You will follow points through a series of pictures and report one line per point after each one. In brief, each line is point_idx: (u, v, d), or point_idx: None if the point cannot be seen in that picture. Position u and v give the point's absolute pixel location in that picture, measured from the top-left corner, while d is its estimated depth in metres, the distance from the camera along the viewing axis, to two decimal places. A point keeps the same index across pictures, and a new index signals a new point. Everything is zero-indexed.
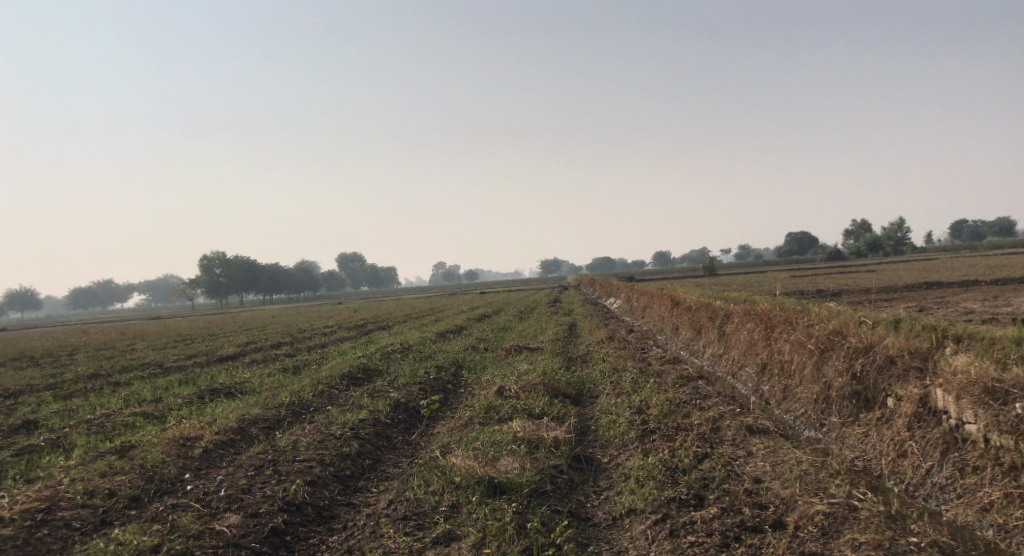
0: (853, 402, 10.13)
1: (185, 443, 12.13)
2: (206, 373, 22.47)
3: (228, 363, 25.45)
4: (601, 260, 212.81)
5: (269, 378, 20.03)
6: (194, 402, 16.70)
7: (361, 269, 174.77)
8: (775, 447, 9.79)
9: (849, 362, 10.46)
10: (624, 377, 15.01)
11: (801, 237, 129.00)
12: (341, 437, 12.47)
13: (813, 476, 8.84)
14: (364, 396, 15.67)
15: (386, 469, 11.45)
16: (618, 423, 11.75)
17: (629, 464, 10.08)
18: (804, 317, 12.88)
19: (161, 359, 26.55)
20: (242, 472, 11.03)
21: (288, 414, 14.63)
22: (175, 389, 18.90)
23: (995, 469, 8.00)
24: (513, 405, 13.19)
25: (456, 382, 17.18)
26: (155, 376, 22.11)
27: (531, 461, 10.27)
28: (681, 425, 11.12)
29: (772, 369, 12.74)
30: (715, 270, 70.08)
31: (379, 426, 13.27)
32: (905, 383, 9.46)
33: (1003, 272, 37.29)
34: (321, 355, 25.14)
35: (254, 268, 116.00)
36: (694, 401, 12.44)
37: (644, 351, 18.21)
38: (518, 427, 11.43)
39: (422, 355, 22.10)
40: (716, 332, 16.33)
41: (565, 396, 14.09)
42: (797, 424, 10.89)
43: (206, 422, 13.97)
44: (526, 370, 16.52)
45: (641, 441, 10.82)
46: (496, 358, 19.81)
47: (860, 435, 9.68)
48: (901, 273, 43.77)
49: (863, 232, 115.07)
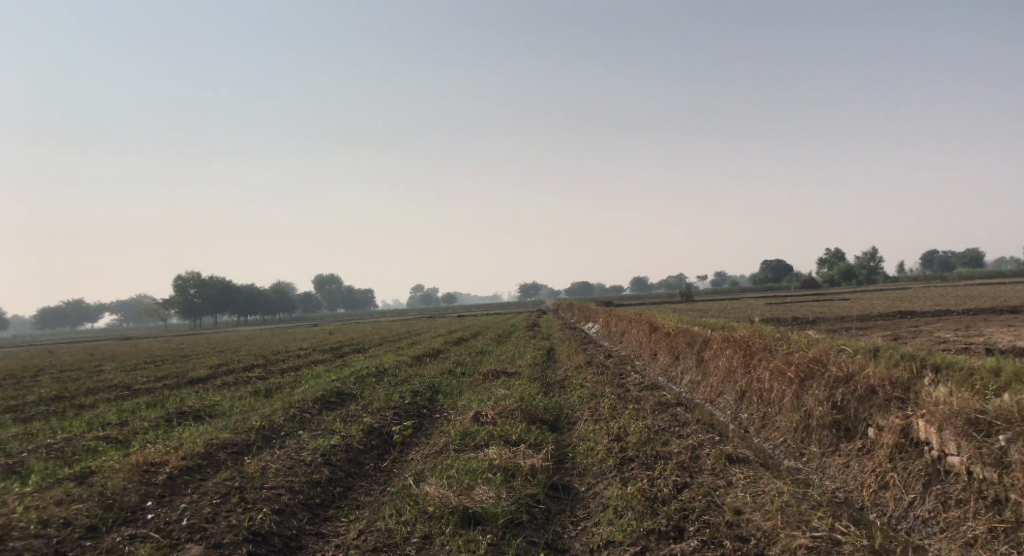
0: (834, 431, 10.01)
1: (148, 469, 11.78)
2: (175, 395, 21.99)
3: (198, 385, 24.96)
4: (579, 286, 213.23)
5: (240, 401, 19.62)
6: (160, 426, 16.29)
7: (338, 291, 173.75)
8: (755, 477, 9.62)
9: (829, 391, 10.36)
10: (602, 403, 14.82)
11: (776, 265, 130.02)
12: (312, 463, 12.16)
13: (794, 508, 8.67)
14: (336, 421, 15.35)
15: (357, 497, 11.16)
16: (595, 450, 11.54)
17: (607, 494, 9.86)
18: (783, 344, 12.79)
19: (129, 381, 26.00)
20: (207, 500, 10.69)
21: (258, 439, 14.28)
22: (141, 412, 18.45)
23: (979, 503, 7.88)
24: (489, 432, 12.95)
25: (432, 407, 16.89)
26: (122, 398, 21.61)
27: (506, 490, 10.02)
28: (659, 454, 10.93)
29: (750, 396, 12.61)
30: (691, 297, 70.29)
31: (351, 452, 12.96)
32: (886, 413, 9.35)
33: (974, 303, 37.70)
34: (294, 378, 24.72)
35: (229, 289, 114.89)
36: (673, 428, 12.28)
37: (622, 376, 18.05)
38: (494, 454, 11.17)
39: (398, 378, 21.78)
40: (694, 359, 16.20)
41: (543, 422, 13.86)
42: (777, 453, 10.75)
43: (172, 447, 13.60)
44: (503, 395, 16.27)
45: (619, 470, 10.62)
46: (473, 383, 19.55)
47: (841, 466, 9.54)
48: (875, 302, 44.14)
49: (837, 260, 116.27)
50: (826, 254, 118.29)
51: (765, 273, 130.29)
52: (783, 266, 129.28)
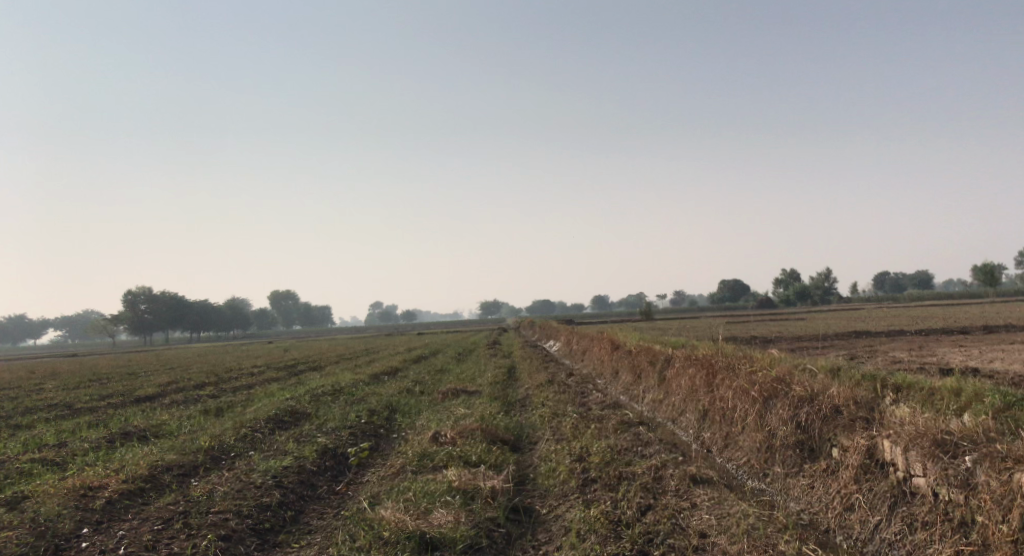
0: (797, 452, 9.88)
1: (87, 493, 11.75)
2: (121, 414, 21.31)
3: (146, 403, 24.23)
4: (539, 304, 213.61)
5: (189, 420, 19.00)
6: (102, 447, 15.73)
7: (295, 307, 171.62)
8: (720, 499, 9.44)
9: (793, 411, 10.24)
10: (563, 422, 14.57)
11: (734, 284, 131.49)
12: (262, 486, 11.78)
13: (760, 531, 8.51)
14: (289, 441, 14.91)
15: (309, 522, 10.81)
16: (557, 471, 11.28)
17: (569, 516, 9.60)
18: (746, 363, 12.69)
19: (72, 399, 25.17)
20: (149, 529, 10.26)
21: (206, 460, 13.80)
22: (84, 432, 17.78)
23: (946, 525, 7.77)
24: (448, 452, 12.62)
25: (389, 427, 16.50)
26: (64, 418, 20.84)
27: (465, 513, 9.71)
28: (622, 474, 10.71)
29: (713, 416, 12.47)
30: (650, 316, 70.63)
31: (304, 474, 12.55)
32: (851, 433, 9.24)
33: (926, 323, 38.36)
34: (246, 397, 24.08)
35: (183, 305, 112.76)
36: (635, 448, 12.08)
37: (584, 395, 17.83)
38: (453, 476, 10.83)
39: (354, 397, 21.34)
40: (656, 378, 16.04)
41: (503, 442, 13.57)
42: (740, 474, 10.59)
43: (114, 470, 13.09)
44: (462, 414, 15.94)
45: (581, 491, 10.37)
46: (432, 401, 19.19)
47: (805, 487, 9.40)
48: (830, 322, 44.70)
49: (793, 281, 118.01)
50: (781, 275, 119.92)
51: (722, 293, 131.65)
52: (740, 286, 130.77)
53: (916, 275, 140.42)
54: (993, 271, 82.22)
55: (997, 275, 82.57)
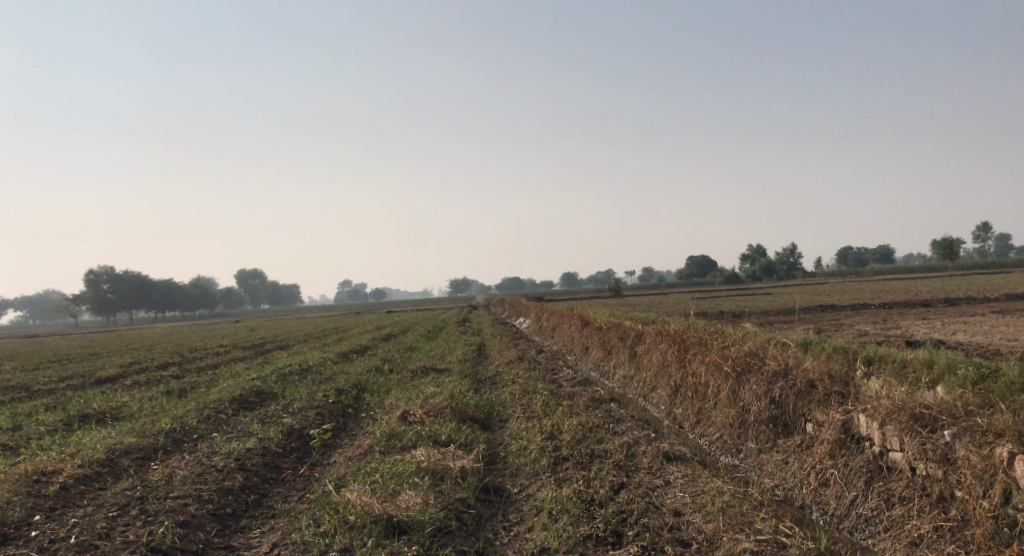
0: (771, 428, 9.74)
1: (40, 479, 11.34)
2: (80, 396, 20.70)
3: (106, 385, 23.58)
4: (508, 282, 213.62)
5: (150, 402, 18.46)
6: (59, 431, 15.21)
7: (262, 287, 169.69)
8: (694, 476, 9.27)
9: (767, 386, 10.08)
10: (534, 400, 14.33)
11: (701, 261, 132.30)
12: (223, 470, 11.42)
13: (736, 509, 8.35)
14: (254, 423, 14.52)
15: (272, 506, 10.51)
16: (528, 449, 11.04)
17: (541, 496, 9.38)
18: (719, 338, 12.53)
19: (29, 382, 24.39)
20: (102, 522, 9.80)
21: (167, 443, 13.37)
22: (39, 415, 17.18)
23: (924, 501, 7.68)
24: (417, 432, 12.32)
25: (357, 406, 16.15)
26: (19, 401, 20.16)
27: (434, 495, 9.44)
28: (595, 452, 10.50)
29: (685, 391, 12.32)
30: (619, 292, 70.65)
31: (268, 456, 12.19)
32: (826, 408, 9.10)
33: (890, 296, 38.74)
34: (210, 377, 23.54)
35: (146, 284, 110.75)
36: (607, 425, 11.89)
37: (554, 372, 17.61)
38: (421, 456, 10.53)
39: (322, 376, 20.93)
40: (627, 354, 15.86)
41: (473, 420, 13.32)
42: (713, 450, 10.44)
43: (68, 455, 12.60)
44: (431, 392, 15.63)
45: (553, 470, 10.15)
46: (401, 380, 18.84)
47: (780, 463, 9.26)
48: (796, 297, 45.03)
49: (759, 256, 119.02)
50: (747, 250, 120.92)
51: (690, 269, 132.45)
52: (706, 262, 131.64)
53: (878, 249, 142.48)
54: (953, 245, 83.60)
55: (957, 249, 83.97)
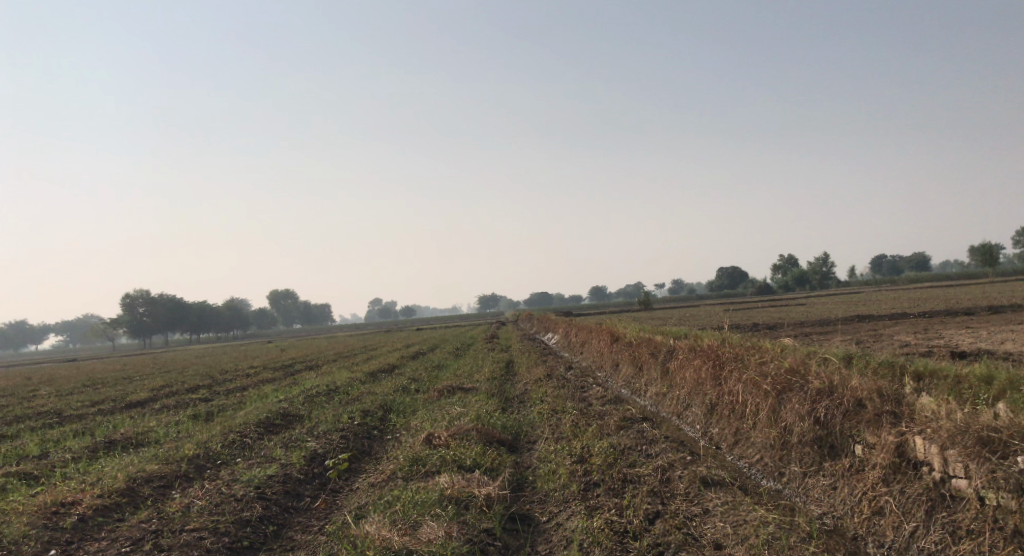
0: (817, 450, 9.12)
1: (59, 510, 11.03)
2: (109, 421, 20.54)
3: (135, 409, 23.43)
4: (538, 297, 212.98)
5: (176, 426, 18.21)
6: (83, 458, 14.99)
7: (294, 307, 170.87)
8: (735, 504, 8.66)
9: (810, 405, 9.45)
10: (563, 419, 13.78)
11: (732, 272, 130.75)
12: (243, 499, 11.02)
13: (783, 541, 7.75)
14: (277, 447, 14.14)
15: (292, 537, 10.10)
16: (557, 474, 10.49)
17: (571, 526, 8.85)
18: (755, 353, 11.91)
19: (61, 407, 24.37)
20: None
21: (189, 469, 13.04)
22: (67, 442, 16.96)
23: (996, 535, 7.12)
24: (442, 456, 11.84)
25: (383, 428, 15.73)
26: (50, 427, 20.04)
27: (457, 526, 8.95)
28: (627, 477, 9.94)
29: (721, 410, 11.71)
30: (650, 306, 69.74)
31: (289, 483, 11.77)
32: (877, 429, 8.48)
33: (931, 305, 37.54)
34: (238, 400, 23.26)
35: (180, 307, 111.86)
36: (639, 447, 11.33)
37: (584, 390, 17.06)
38: (445, 483, 10.03)
39: (349, 397, 20.55)
40: (659, 370, 15.27)
41: (500, 443, 12.82)
42: (753, 473, 9.82)
43: (89, 484, 12.27)
44: (458, 413, 15.16)
45: (583, 497, 9.60)
46: (428, 400, 18.39)
47: (827, 488, 8.65)
48: (832, 307, 43.88)
49: (791, 266, 117.26)
50: (779, 260, 119.25)
51: (721, 281, 130.97)
52: (737, 273, 130.01)
53: (914, 257, 139.83)
54: (993, 250, 81.70)
55: (997, 254, 81.91)
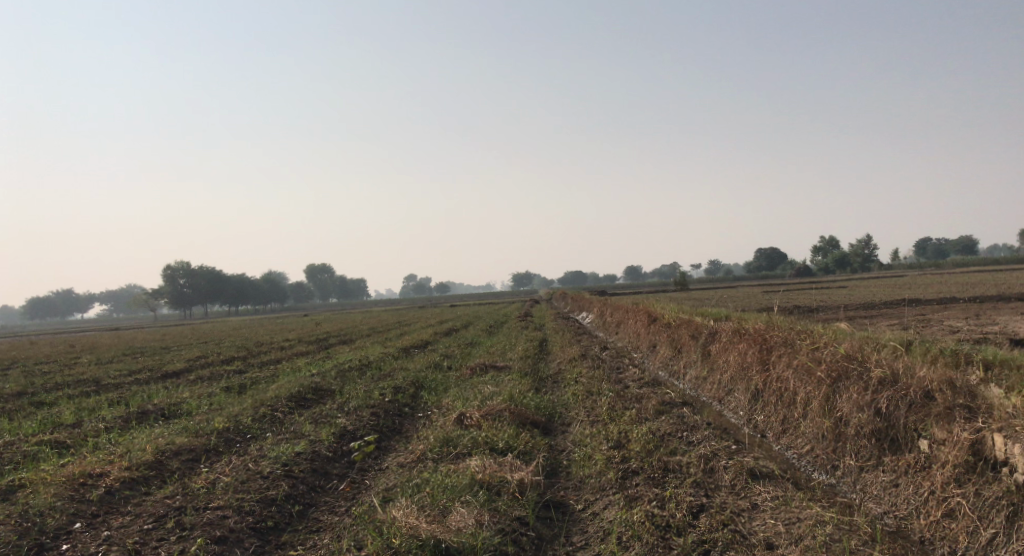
0: (876, 443, 8.51)
1: (85, 481, 10.76)
2: (143, 391, 20.46)
3: (170, 380, 23.37)
4: (572, 276, 212.30)
5: (209, 398, 18.02)
6: (115, 428, 14.82)
7: (331, 281, 172.10)
8: (786, 499, 8.13)
9: (869, 396, 8.82)
10: (599, 402, 13.26)
11: (771, 253, 128.68)
12: (269, 477, 10.67)
13: (842, 544, 7.22)
14: (306, 423, 13.80)
15: (317, 518, 9.75)
16: (593, 459, 9.98)
17: (609, 517, 8.34)
18: (806, 338, 11.26)
19: (99, 375, 24.39)
20: (135, 540, 9.17)
21: (218, 443, 12.75)
22: (102, 410, 16.86)
23: None
24: (474, 437, 11.38)
25: (414, 406, 15.35)
26: (85, 396, 19.99)
27: (489, 513, 8.50)
28: (668, 466, 9.39)
29: (767, 397, 11.10)
30: (687, 286, 68.78)
31: (317, 461, 11.40)
32: (948, 423, 7.87)
33: (979, 290, 36.26)
34: (272, 372, 23.11)
35: (220, 279, 113.10)
36: (680, 433, 10.76)
37: (620, 371, 16.51)
38: (477, 467, 9.56)
39: (382, 372, 20.21)
40: (699, 353, 14.66)
41: (533, 424, 12.36)
42: (803, 465, 9.24)
43: (117, 456, 12.02)
44: (490, 392, 14.70)
45: (621, 485, 9.07)
46: (461, 378, 17.97)
47: (888, 486, 8.08)
48: (876, 290, 42.72)
49: (832, 248, 115.10)
50: (820, 242, 116.96)
51: (760, 262, 128.89)
52: (776, 255, 127.82)
53: (959, 241, 136.39)
54: None
55: None
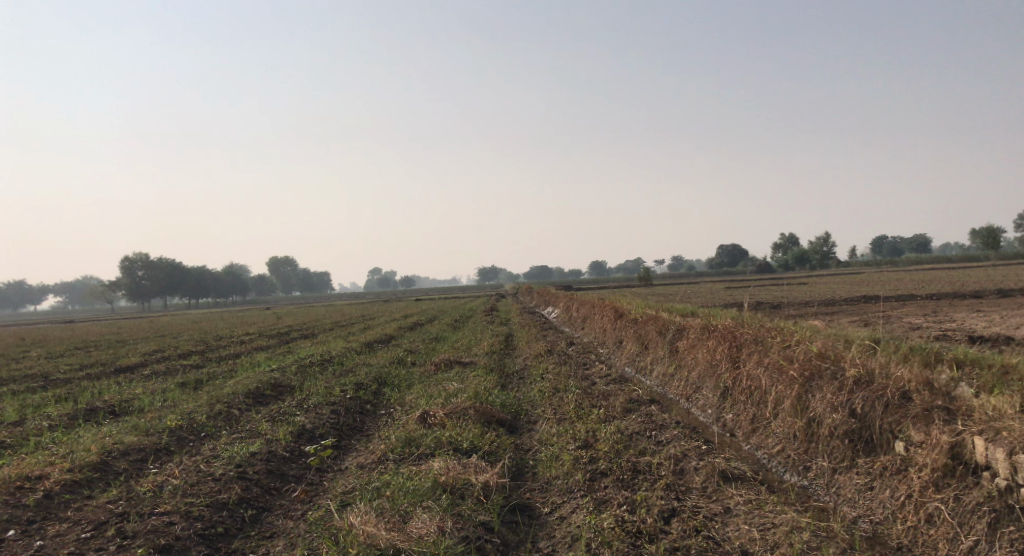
0: (850, 444, 8.30)
1: (24, 484, 10.16)
2: (93, 387, 19.66)
3: (122, 375, 22.56)
4: (537, 271, 212.56)
5: (162, 395, 17.34)
6: (60, 426, 14.12)
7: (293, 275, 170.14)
8: (759, 502, 7.91)
9: (843, 396, 8.59)
10: (566, 399, 12.92)
11: (733, 249, 129.81)
12: (221, 479, 10.16)
13: (819, 552, 7.09)
14: (264, 421, 13.26)
15: (271, 523, 9.31)
16: (560, 460, 9.64)
17: (576, 521, 8.03)
18: (777, 335, 11.01)
19: (47, 370, 23.44)
20: (72, 550, 8.64)
21: (170, 442, 12.18)
22: (47, 408, 16.12)
23: None
24: (437, 437, 10.96)
25: (376, 403, 14.90)
26: (31, 392, 19.14)
27: (452, 519, 8.14)
28: (637, 466, 9.08)
29: (737, 395, 10.84)
30: (651, 281, 68.91)
31: (273, 462, 10.91)
32: (926, 425, 7.72)
33: (937, 287, 36.65)
34: (229, 367, 22.42)
35: (179, 272, 111.04)
36: (649, 432, 10.49)
37: (586, 367, 16.20)
38: (439, 468, 9.17)
39: (343, 368, 19.66)
40: (666, 349, 14.39)
41: (498, 423, 11.99)
42: (773, 466, 8.98)
43: (59, 456, 11.40)
44: (455, 389, 14.31)
45: (589, 487, 8.76)
46: (425, 374, 17.53)
47: (863, 488, 7.90)
48: (836, 287, 43.12)
49: (792, 245, 116.43)
50: (781, 239, 118.20)
51: (720, 258, 129.85)
52: (736, 251, 129.08)
53: (915, 239, 138.79)
54: (995, 233, 81.16)
55: (1000, 238, 81.26)
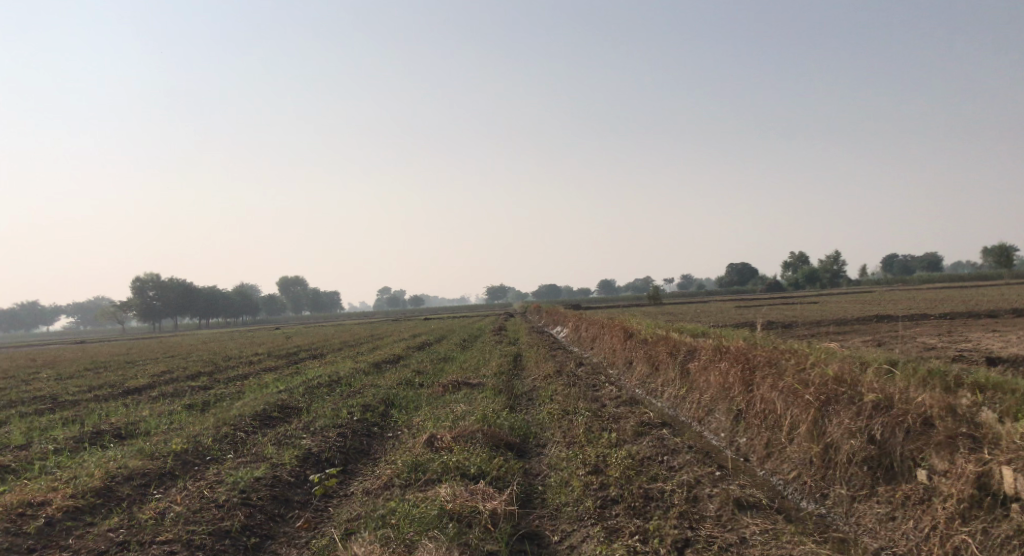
0: (870, 472, 8.06)
1: (25, 511, 9.99)
2: (100, 409, 19.51)
3: (129, 397, 22.41)
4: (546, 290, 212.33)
5: (168, 417, 17.16)
6: (64, 450, 13.96)
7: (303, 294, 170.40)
8: (776, 532, 7.66)
9: (862, 420, 8.35)
10: (576, 422, 12.70)
11: (742, 268, 129.35)
12: (224, 506, 9.96)
13: None
14: (269, 445, 13.07)
15: (275, 551, 9.10)
16: (570, 486, 9.42)
17: (588, 551, 7.80)
18: (791, 357, 10.78)
19: (54, 392, 23.31)
20: None
21: (174, 466, 12.00)
22: (53, 431, 15.95)
23: None
24: (444, 461, 10.75)
25: (384, 425, 14.69)
26: (38, 414, 19.01)
27: (458, 549, 7.92)
28: (649, 493, 8.84)
29: (751, 418, 10.59)
30: (660, 300, 68.57)
31: (278, 488, 10.71)
32: (950, 453, 7.50)
33: (950, 306, 36.22)
34: (237, 389, 22.25)
35: (190, 292, 111.29)
36: (660, 457, 10.25)
37: (596, 389, 15.96)
38: (446, 495, 8.95)
39: (351, 390, 19.46)
40: (678, 370, 14.15)
41: (507, 446, 11.77)
42: (788, 493, 8.73)
43: (62, 482, 11.24)
44: (462, 411, 14.10)
45: (600, 515, 8.53)
46: (433, 396, 17.32)
47: (884, 518, 7.66)
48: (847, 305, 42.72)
49: (802, 263, 115.95)
50: (791, 258, 117.73)
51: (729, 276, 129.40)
52: (745, 270, 128.61)
53: (927, 257, 137.97)
54: (1007, 250, 80.54)
55: (1012, 255, 80.62)
